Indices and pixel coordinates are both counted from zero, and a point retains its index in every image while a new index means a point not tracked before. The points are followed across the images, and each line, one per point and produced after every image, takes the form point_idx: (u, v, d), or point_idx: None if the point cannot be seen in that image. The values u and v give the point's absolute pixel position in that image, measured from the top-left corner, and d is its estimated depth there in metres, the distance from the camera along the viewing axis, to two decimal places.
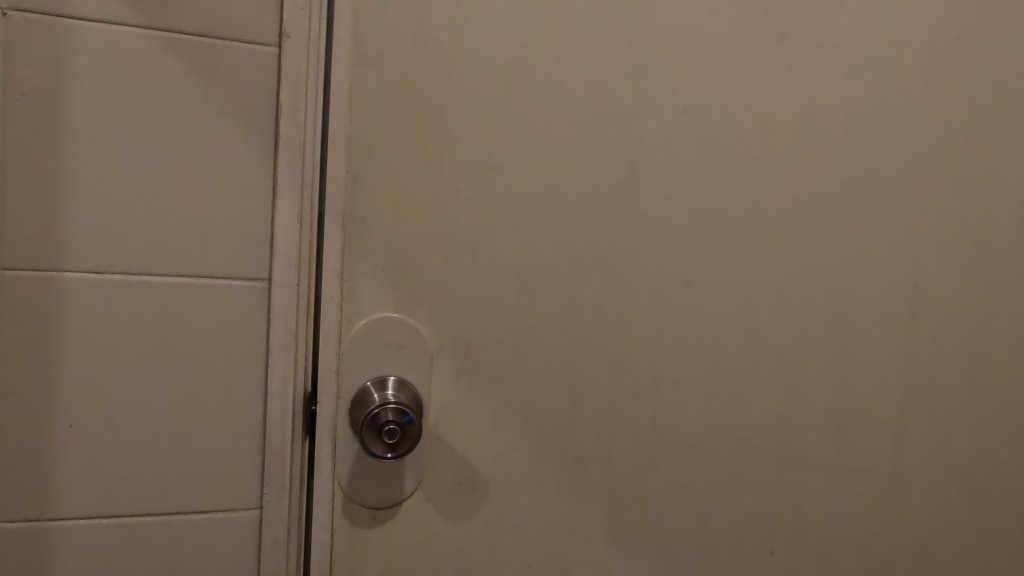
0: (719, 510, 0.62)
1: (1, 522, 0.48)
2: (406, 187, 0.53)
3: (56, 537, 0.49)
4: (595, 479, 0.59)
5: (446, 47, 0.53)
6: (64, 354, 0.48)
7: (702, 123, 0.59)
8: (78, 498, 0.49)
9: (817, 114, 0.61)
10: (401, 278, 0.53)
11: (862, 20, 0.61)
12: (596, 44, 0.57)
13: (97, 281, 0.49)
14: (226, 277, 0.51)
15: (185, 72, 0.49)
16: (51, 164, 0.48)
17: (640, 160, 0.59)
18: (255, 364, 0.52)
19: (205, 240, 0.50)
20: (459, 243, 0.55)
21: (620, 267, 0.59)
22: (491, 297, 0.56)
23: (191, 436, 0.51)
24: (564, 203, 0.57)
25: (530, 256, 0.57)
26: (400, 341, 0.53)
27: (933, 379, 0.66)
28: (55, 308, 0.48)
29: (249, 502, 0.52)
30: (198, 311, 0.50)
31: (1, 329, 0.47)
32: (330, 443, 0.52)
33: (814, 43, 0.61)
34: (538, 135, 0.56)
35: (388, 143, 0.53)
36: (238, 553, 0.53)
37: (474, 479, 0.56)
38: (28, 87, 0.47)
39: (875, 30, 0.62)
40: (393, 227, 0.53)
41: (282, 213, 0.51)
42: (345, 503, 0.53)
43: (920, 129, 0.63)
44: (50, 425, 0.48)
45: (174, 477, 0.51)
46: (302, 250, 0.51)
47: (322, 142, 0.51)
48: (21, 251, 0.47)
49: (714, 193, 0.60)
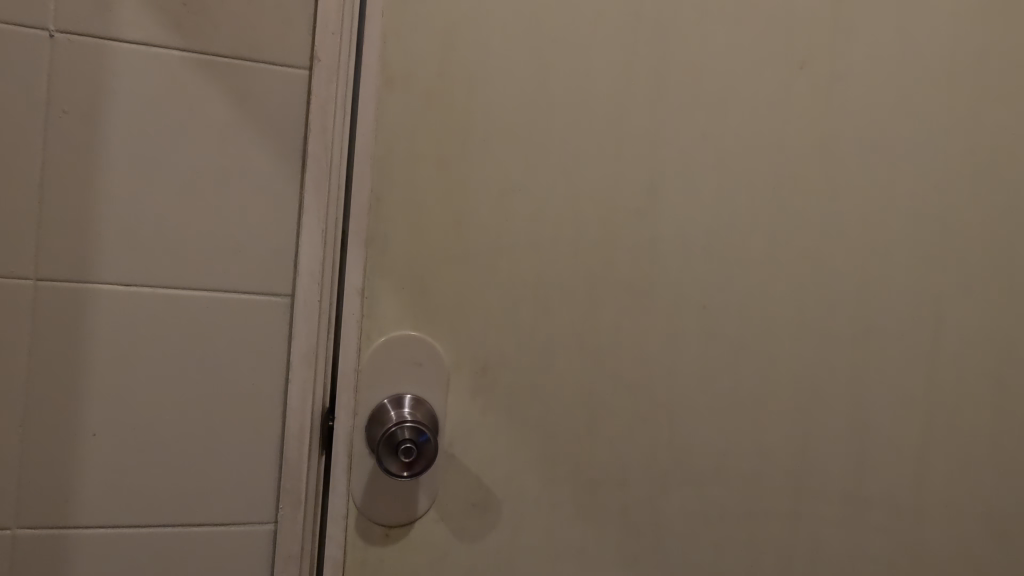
0: (735, 539, 0.61)
1: (23, 529, 0.49)
2: (428, 207, 0.54)
3: (75, 545, 0.50)
4: (609, 503, 0.58)
5: (471, 71, 0.55)
6: (92, 363, 0.49)
7: (722, 148, 0.60)
8: (98, 507, 0.50)
9: (838, 142, 0.61)
10: (421, 296, 0.54)
11: (883, 50, 0.62)
12: (617, 69, 0.58)
13: (127, 293, 0.50)
14: (251, 292, 0.52)
15: (219, 94, 0.51)
16: (88, 179, 0.49)
17: (660, 183, 0.59)
18: (276, 378, 0.53)
19: (231, 256, 0.51)
20: (479, 263, 0.55)
21: (637, 290, 0.59)
22: (508, 316, 0.56)
23: (210, 448, 0.51)
24: (582, 225, 0.58)
25: (549, 278, 0.57)
26: (418, 359, 0.54)
27: (956, 411, 0.64)
28: (86, 318, 0.49)
29: (264, 516, 0.53)
30: (223, 324, 0.51)
31: (33, 338, 0.49)
32: (346, 459, 0.52)
33: (835, 71, 0.61)
34: (558, 158, 0.57)
35: (412, 164, 0.54)
36: (251, 567, 0.53)
37: (487, 499, 0.56)
38: (70, 105, 0.49)
39: (896, 60, 0.62)
40: (414, 246, 0.54)
41: (307, 231, 0.52)
42: (358, 521, 0.53)
43: (942, 158, 0.63)
44: (75, 434, 0.49)
45: (192, 488, 0.51)
46: (325, 267, 0.52)
47: (348, 163, 0.53)
48: (55, 261, 0.49)
49: (732, 218, 0.60)
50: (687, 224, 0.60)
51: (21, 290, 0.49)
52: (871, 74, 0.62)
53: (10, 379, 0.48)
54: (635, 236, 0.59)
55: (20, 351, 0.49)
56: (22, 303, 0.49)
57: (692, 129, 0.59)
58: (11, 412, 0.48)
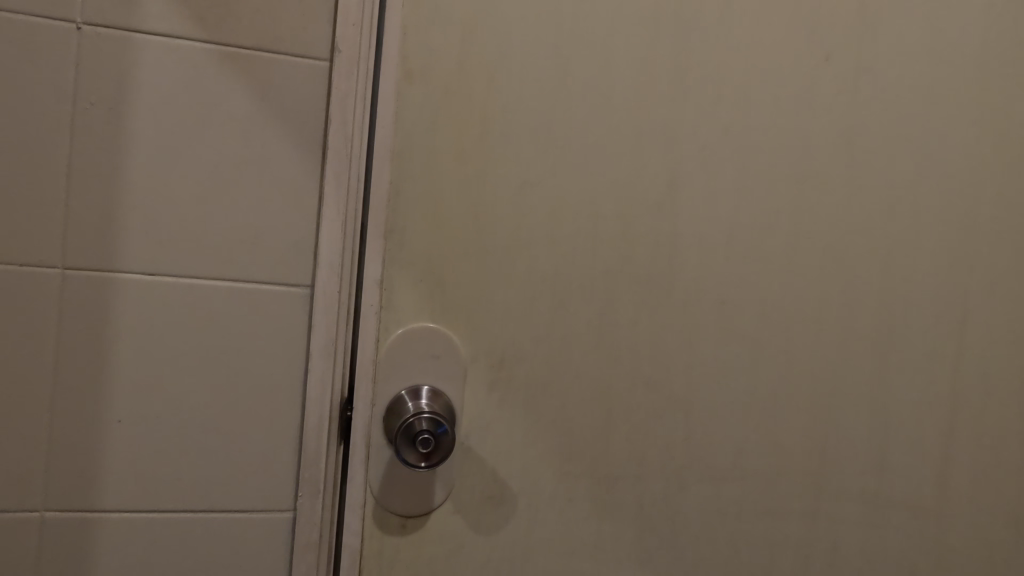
0: (751, 538, 0.60)
1: (52, 512, 0.50)
2: (447, 200, 0.54)
3: (102, 528, 0.51)
4: (625, 498, 0.58)
5: (490, 64, 0.54)
6: (117, 351, 0.50)
7: (745, 143, 0.59)
8: (124, 492, 0.51)
9: (863, 136, 0.60)
10: (439, 289, 0.54)
11: (912, 41, 0.60)
12: (637, 62, 0.57)
13: (151, 283, 0.51)
14: (272, 283, 0.52)
15: (241, 86, 0.51)
16: (114, 170, 0.50)
17: (680, 178, 0.58)
18: (295, 369, 0.53)
19: (253, 246, 0.52)
20: (497, 257, 0.55)
21: (656, 285, 0.58)
22: (526, 310, 0.56)
23: (231, 436, 0.52)
24: (600, 219, 0.57)
25: (567, 273, 0.57)
26: (436, 351, 0.54)
27: (982, 412, 0.63)
28: (111, 307, 0.50)
29: (283, 504, 0.53)
30: (244, 314, 0.52)
31: (61, 326, 0.50)
32: (364, 450, 0.53)
33: (861, 64, 0.60)
34: (577, 152, 0.56)
35: (431, 156, 0.54)
36: (270, 554, 0.54)
37: (503, 492, 0.56)
38: (96, 96, 0.50)
39: (925, 52, 0.60)
40: (433, 238, 0.54)
41: (327, 222, 0.52)
42: (376, 511, 0.53)
43: (971, 153, 0.61)
44: (101, 419, 0.50)
45: (214, 475, 0.52)
46: (345, 258, 0.52)
47: (368, 155, 0.53)
48: (81, 250, 0.50)
49: (753, 213, 0.59)
50: (708, 219, 0.59)
51: (50, 278, 0.49)
52: (900, 69, 0.60)
53: (40, 365, 0.50)
54: (655, 230, 0.58)
55: (49, 338, 0.50)
56: (49, 291, 0.49)
57: (714, 123, 0.58)
58: (40, 397, 0.50)
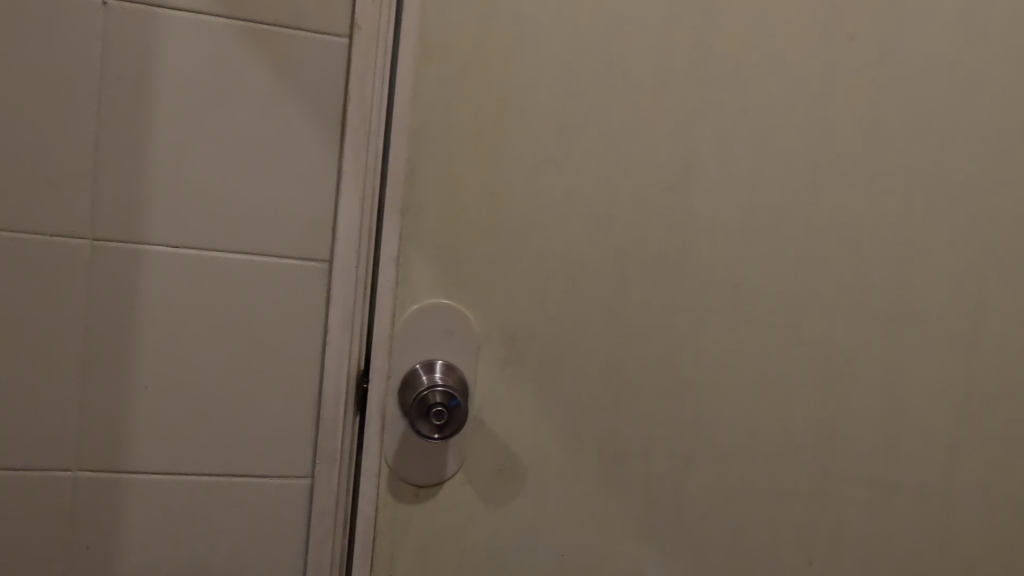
0: (756, 517, 0.61)
1: (83, 472, 0.53)
2: (462, 178, 0.55)
3: (130, 489, 0.53)
4: (632, 475, 0.59)
5: (507, 42, 0.54)
6: (143, 321, 0.52)
7: (762, 124, 0.58)
8: (150, 455, 0.53)
9: (885, 119, 0.59)
10: (454, 266, 0.55)
11: (939, 22, 0.59)
12: (656, 41, 0.56)
13: (175, 256, 0.52)
14: (291, 257, 0.54)
15: (263, 62, 0.52)
16: (140, 144, 0.51)
17: (696, 160, 0.58)
18: (313, 341, 0.54)
19: (274, 221, 0.53)
20: (511, 235, 0.56)
21: (668, 267, 0.58)
22: (539, 289, 0.57)
23: (252, 404, 0.54)
24: (614, 200, 0.57)
25: (580, 252, 0.57)
26: (450, 327, 0.55)
27: (994, 400, 0.63)
28: (137, 278, 0.52)
29: (301, 471, 0.55)
30: (265, 287, 0.53)
31: (90, 295, 0.51)
32: (379, 421, 0.54)
33: (886, 45, 0.58)
34: (593, 132, 0.57)
35: (447, 134, 0.54)
36: (289, 517, 0.56)
37: (513, 465, 0.57)
38: (122, 71, 0.51)
39: (952, 33, 0.59)
40: (449, 216, 0.55)
41: (345, 198, 0.53)
42: (390, 479, 0.55)
43: (995, 138, 0.60)
44: (128, 386, 0.52)
45: (236, 442, 0.54)
46: (362, 234, 0.53)
47: (386, 132, 0.53)
48: (109, 222, 0.51)
49: (769, 196, 0.59)
50: (723, 201, 0.59)
51: (78, 249, 0.51)
52: (926, 50, 0.59)
53: (70, 332, 0.52)
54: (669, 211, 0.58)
55: (78, 306, 0.51)
56: (79, 261, 0.51)
57: (732, 103, 0.58)
58: (71, 362, 0.52)
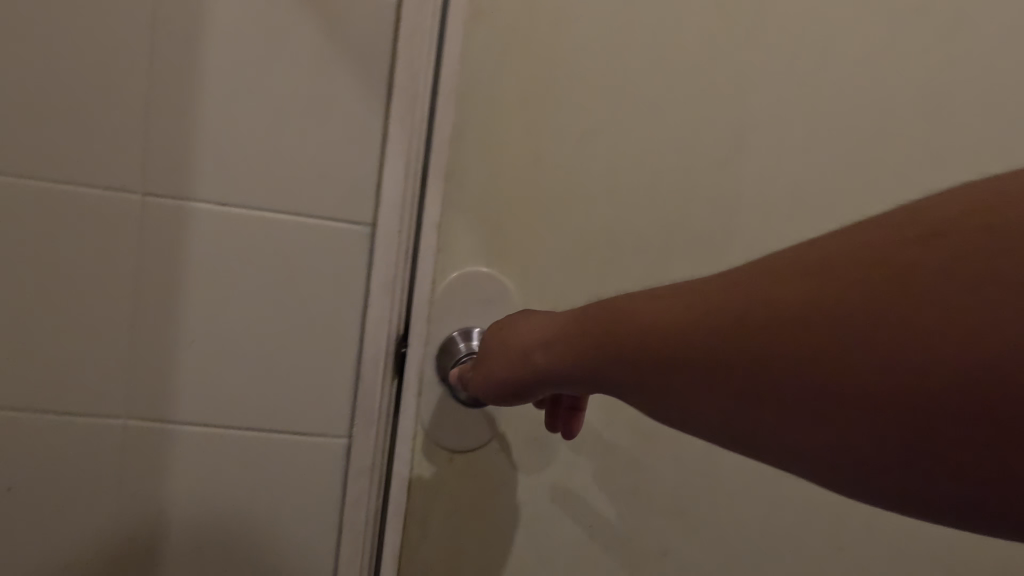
0: (788, 499, 0.61)
1: (130, 420, 0.54)
2: (507, 145, 0.54)
3: (174, 439, 0.55)
4: (663, 451, 0.59)
5: (558, 5, 0.53)
6: (190, 277, 0.53)
7: (818, 99, 0.56)
8: (195, 407, 0.55)
9: (951, 97, 0.56)
10: (495, 235, 0.55)
11: None
12: (711, 8, 0.54)
13: (222, 213, 0.53)
14: (335, 219, 0.54)
15: (311, 19, 0.51)
16: (190, 101, 0.51)
17: (746, 135, 0.56)
18: (354, 304, 0.55)
19: (319, 183, 0.53)
20: (553, 206, 0.55)
21: (712, 244, 0.57)
22: (579, 261, 0.56)
23: (293, 363, 0.55)
24: (660, 173, 0.56)
25: (623, 226, 0.56)
26: (489, 296, 0.55)
27: None
28: (185, 233, 0.53)
29: (339, 431, 0.56)
30: (308, 248, 0.54)
31: (139, 249, 0.52)
32: (416, 385, 0.55)
33: (958, 17, 0.55)
34: (642, 102, 0.55)
35: (493, 100, 0.53)
36: (326, 475, 0.57)
37: (545, 435, 0.58)
38: (173, 26, 0.50)
39: None
40: (492, 183, 0.54)
41: (391, 161, 0.52)
42: (425, 443, 0.56)
43: None
44: (175, 339, 0.54)
45: (277, 399, 0.55)
46: (407, 199, 0.53)
47: (432, 95, 0.53)
48: (158, 176, 0.52)
49: (820, 175, 0.57)
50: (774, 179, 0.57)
51: (128, 203, 0.52)
52: (1001, 23, 0.55)
53: (120, 285, 0.53)
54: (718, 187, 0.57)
55: (128, 260, 0.52)
56: (128, 216, 0.52)
57: (791, 77, 0.56)
58: (120, 315, 0.53)
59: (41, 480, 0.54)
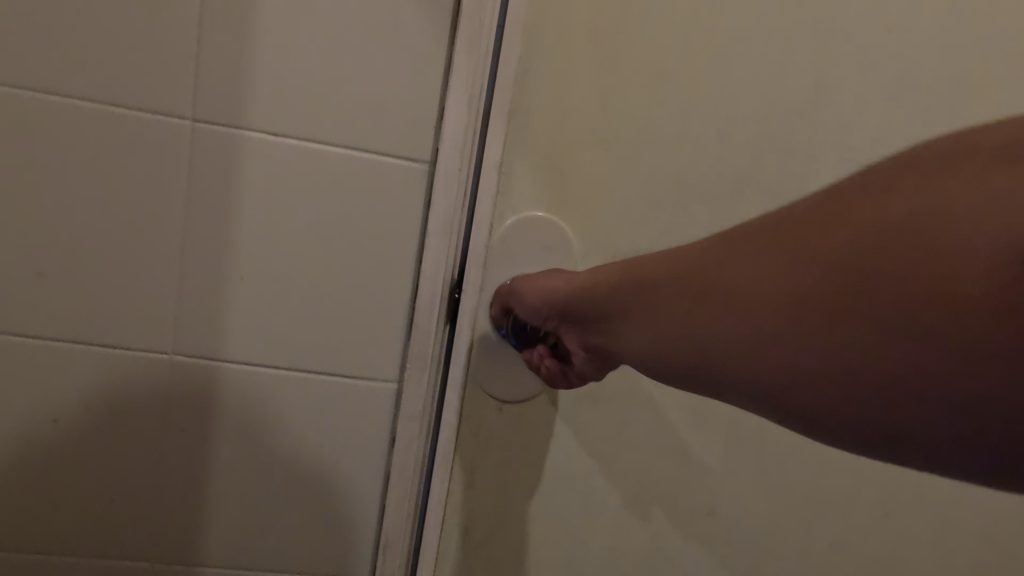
0: (840, 466, 0.59)
1: (177, 355, 0.53)
2: (575, 83, 0.51)
3: (222, 375, 0.54)
4: (715, 411, 0.58)
5: None
6: (241, 210, 0.51)
7: (908, 47, 0.52)
8: (244, 345, 0.54)
9: None
10: (558, 179, 0.52)
11: None
12: None
13: (275, 144, 0.51)
14: (391, 155, 0.51)
15: None
16: (244, 21, 0.48)
17: (828, 83, 0.53)
18: (409, 246, 0.53)
19: (376, 116, 0.50)
20: (620, 152, 0.52)
21: (783, 199, 0.54)
22: (643, 211, 0.53)
23: (344, 304, 0.54)
24: (733, 121, 0.53)
25: (691, 176, 0.53)
26: (549, 243, 0.53)
27: None
28: (237, 164, 0.50)
29: (389, 375, 0.55)
30: (363, 185, 0.52)
31: (190, 179, 0.50)
32: (468, 332, 0.53)
33: None
34: (720, 43, 0.51)
35: (563, 34, 0.50)
36: (374, 419, 0.56)
37: (598, 390, 0.56)
38: None
39: None
40: (558, 124, 0.51)
41: (453, 94, 0.49)
42: (472, 390, 0.55)
43: None
44: (225, 275, 0.52)
45: (327, 340, 0.54)
46: (469, 135, 0.50)
47: (499, 24, 0.49)
48: (210, 101, 0.49)
49: (902, 130, 0.54)
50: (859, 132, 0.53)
51: (178, 130, 0.49)
52: None
53: (169, 217, 0.51)
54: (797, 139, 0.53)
55: (178, 191, 0.50)
56: (178, 143, 0.50)
57: (886, 18, 0.52)
58: (170, 248, 0.51)
59: (81, 405, 0.52)
